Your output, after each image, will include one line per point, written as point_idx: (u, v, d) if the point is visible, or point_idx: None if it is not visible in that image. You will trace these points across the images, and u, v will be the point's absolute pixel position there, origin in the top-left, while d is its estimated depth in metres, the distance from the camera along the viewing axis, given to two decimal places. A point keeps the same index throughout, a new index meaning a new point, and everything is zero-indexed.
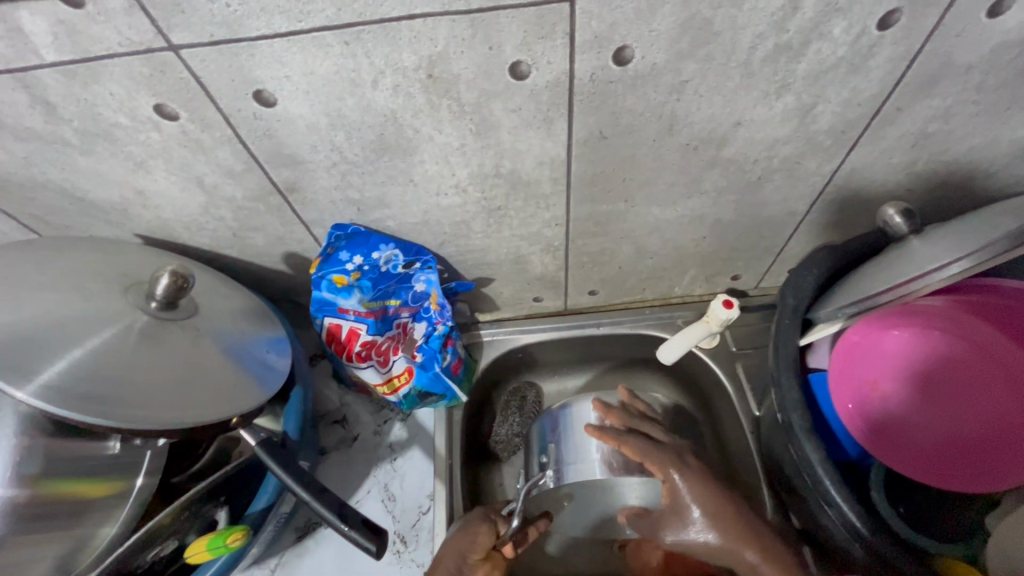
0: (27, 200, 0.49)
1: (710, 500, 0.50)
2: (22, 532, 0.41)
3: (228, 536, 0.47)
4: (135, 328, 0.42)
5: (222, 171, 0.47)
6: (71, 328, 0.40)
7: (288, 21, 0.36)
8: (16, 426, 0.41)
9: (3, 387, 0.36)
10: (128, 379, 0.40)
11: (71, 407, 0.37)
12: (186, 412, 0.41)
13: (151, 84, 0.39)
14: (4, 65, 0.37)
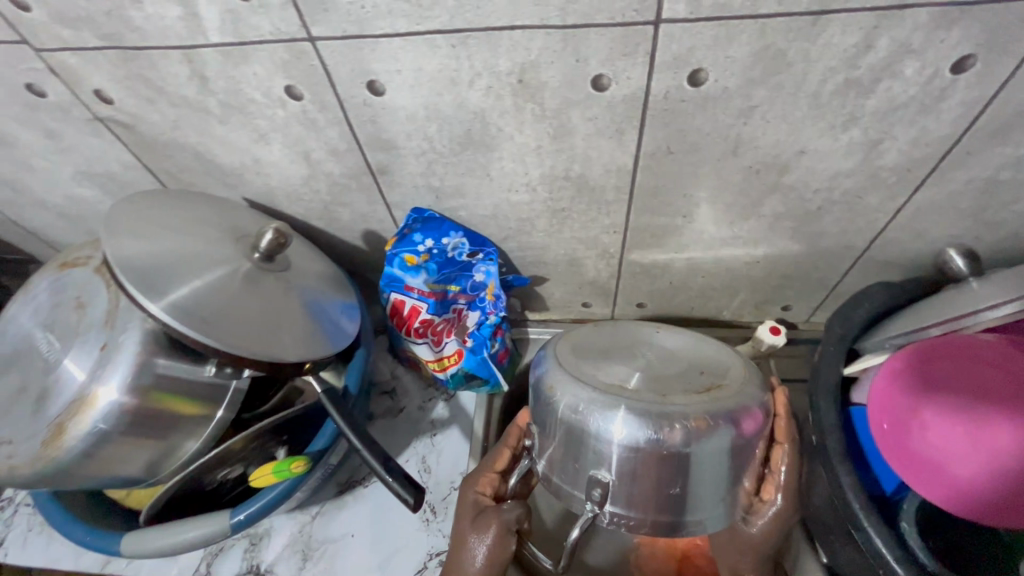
0: (165, 157, 0.58)
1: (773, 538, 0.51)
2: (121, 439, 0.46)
3: (291, 463, 0.52)
4: (242, 272, 0.49)
5: (327, 149, 0.54)
6: (194, 264, 0.47)
7: (409, 23, 0.42)
8: (141, 338, 0.45)
9: (140, 300, 0.43)
10: (230, 312, 0.46)
11: (187, 325, 0.43)
12: (272, 350, 0.47)
13: (288, 68, 0.46)
14: (178, 42, 0.45)
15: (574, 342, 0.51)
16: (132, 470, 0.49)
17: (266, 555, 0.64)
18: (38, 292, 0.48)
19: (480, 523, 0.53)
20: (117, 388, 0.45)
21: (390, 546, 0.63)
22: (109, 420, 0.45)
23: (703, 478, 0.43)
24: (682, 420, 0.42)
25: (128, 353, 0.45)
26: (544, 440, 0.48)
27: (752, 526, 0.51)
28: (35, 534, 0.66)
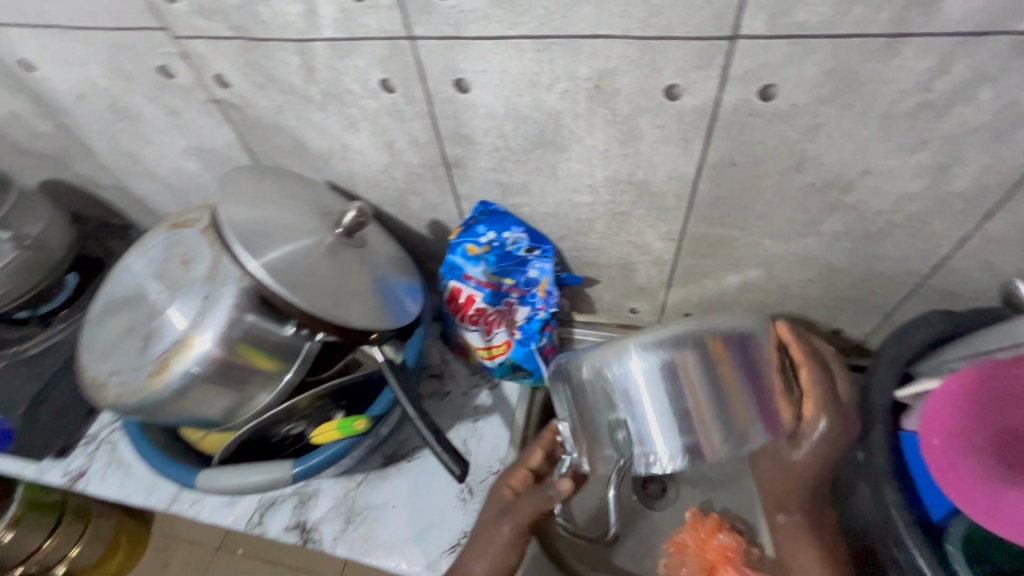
0: (265, 138, 0.64)
1: (822, 459, 0.49)
2: (206, 385, 0.51)
3: (354, 421, 0.57)
4: (326, 244, 0.54)
5: (409, 140, 0.59)
6: (288, 232, 0.52)
7: (500, 28, 0.46)
8: (235, 295, 0.50)
9: (244, 257, 0.49)
10: (314, 277, 0.51)
11: (279, 283, 0.49)
12: (346, 316, 0.52)
13: (386, 63, 0.51)
14: (295, 35, 0.50)
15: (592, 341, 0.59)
16: (212, 412, 0.55)
17: (313, 514, 0.68)
18: (153, 245, 0.55)
19: (499, 527, 0.54)
20: (211, 337, 0.50)
21: (427, 519, 0.66)
22: (201, 365, 0.50)
23: (728, 394, 0.46)
24: (692, 340, 0.46)
25: (224, 306, 0.50)
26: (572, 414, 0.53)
27: (794, 454, 0.50)
28: (114, 469, 0.73)
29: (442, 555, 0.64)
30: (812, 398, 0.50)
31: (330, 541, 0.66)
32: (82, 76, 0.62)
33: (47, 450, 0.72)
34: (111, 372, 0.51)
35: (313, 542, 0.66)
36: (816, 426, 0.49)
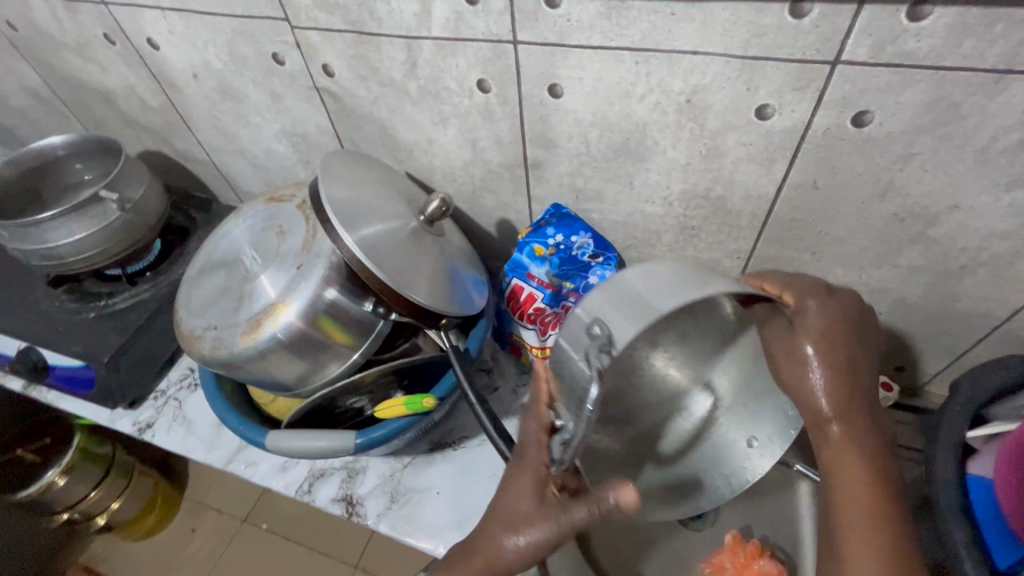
0: (357, 127, 0.68)
1: (832, 342, 0.46)
2: (288, 351, 0.54)
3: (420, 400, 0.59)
4: (410, 229, 0.57)
5: (494, 138, 0.62)
6: (377, 212, 0.56)
7: (603, 38, 0.48)
8: (328, 268, 0.54)
9: (339, 230, 0.52)
10: (398, 257, 0.55)
11: (368, 258, 0.52)
12: (423, 296, 0.55)
13: (487, 65, 0.54)
14: (406, 33, 0.54)
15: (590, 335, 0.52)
16: (288, 378, 0.58)
17: (359, 488, 0.71)
18: (252, 215, 0.59)
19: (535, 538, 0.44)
20: (302, 304, 0.53)
21: (470, 508, 0.68)
22: (289, 331, 0.53)
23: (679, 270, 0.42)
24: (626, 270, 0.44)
25: (318, 277, 0.54)
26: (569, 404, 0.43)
27: (802, 343, 0.46)
28: (178, 425, 0.78)
29: None
30: (790, 292, 0.48)
31: (373, 517, 0.68)
32: (201, 57, 0.68)
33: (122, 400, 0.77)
34: (207, 326, 0.55)
35: (357, 516, 0.69)
36: (806, 309, 0.47)
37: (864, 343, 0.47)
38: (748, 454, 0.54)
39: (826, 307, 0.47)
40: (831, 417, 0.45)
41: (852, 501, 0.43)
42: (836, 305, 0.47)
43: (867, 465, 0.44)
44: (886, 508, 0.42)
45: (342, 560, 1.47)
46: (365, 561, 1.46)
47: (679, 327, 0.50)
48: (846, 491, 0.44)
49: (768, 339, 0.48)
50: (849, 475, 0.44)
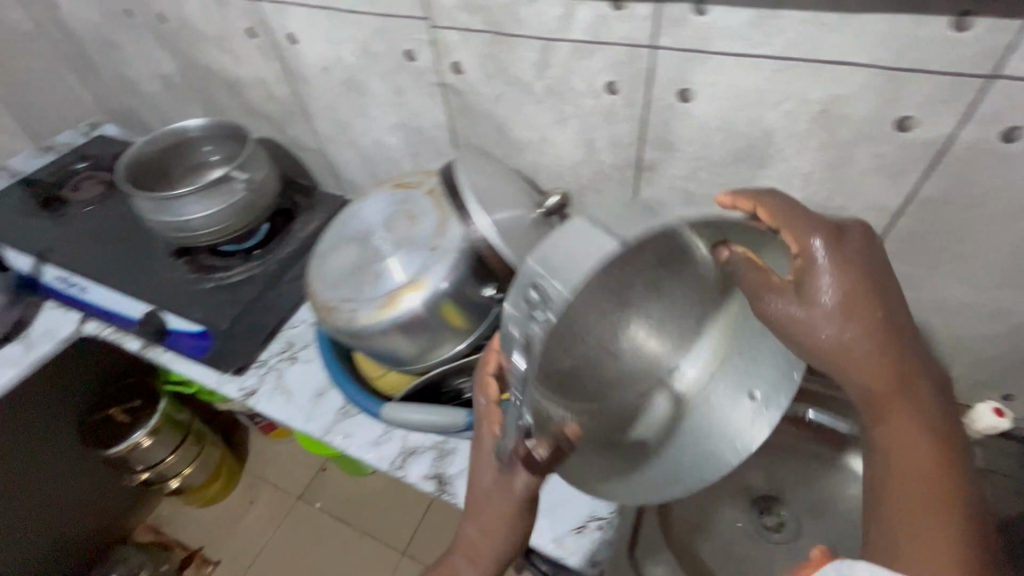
0: (474, 123, 0.72)
1: (852, 293, 0.39)
2: (414, 329, 0.58)
3: None
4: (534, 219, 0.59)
5: (611, 140, 0.64)
6: (503, 202, 0.58)
7: (746, 46, 0.49)
8: (456, 253, 0.57)
9: (468, 216, 0.57)
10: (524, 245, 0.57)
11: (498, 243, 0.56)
12: None
13: (620, 68, 0.56)
14: (545, 34, 0.57)
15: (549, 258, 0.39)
16: (406, 354, 0.61)
17: (450, 468, 0.73)
18: (383, 198, 0.63)
19: (514, 526, 0.51)
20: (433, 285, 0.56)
21: (559, 496, 0.69)
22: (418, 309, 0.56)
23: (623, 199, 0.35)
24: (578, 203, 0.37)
25: (448, 261, 0.57)
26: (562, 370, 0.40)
27: (817, 300, 0.39)
28: (279, 394, 0.82)
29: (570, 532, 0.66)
30: (789, 230, 0.39)
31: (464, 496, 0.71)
32: (335, 51, 0.73)
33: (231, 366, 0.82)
34: (343, 299, 0.59)
35: (449, 494, 0.71)
36: (814, 254, 0.39)
37: (884, 281, 0.41)
38: (751, 412, 0.48)
39: (842, 258, 0.40)
40: (866, 386, 0.40)
41: (909, 477, 0.37)
42: (847, 251, 0.40)
43: (918, 427, 0.39)
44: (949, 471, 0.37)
45: (390, 545, 1.51)
46: (412, 548, 1.50)
47: (649, 277, 0.43)
48: (905, 466, 0.38)
49: (771, 307, 0.40)
50: (902, 446, 0.38)
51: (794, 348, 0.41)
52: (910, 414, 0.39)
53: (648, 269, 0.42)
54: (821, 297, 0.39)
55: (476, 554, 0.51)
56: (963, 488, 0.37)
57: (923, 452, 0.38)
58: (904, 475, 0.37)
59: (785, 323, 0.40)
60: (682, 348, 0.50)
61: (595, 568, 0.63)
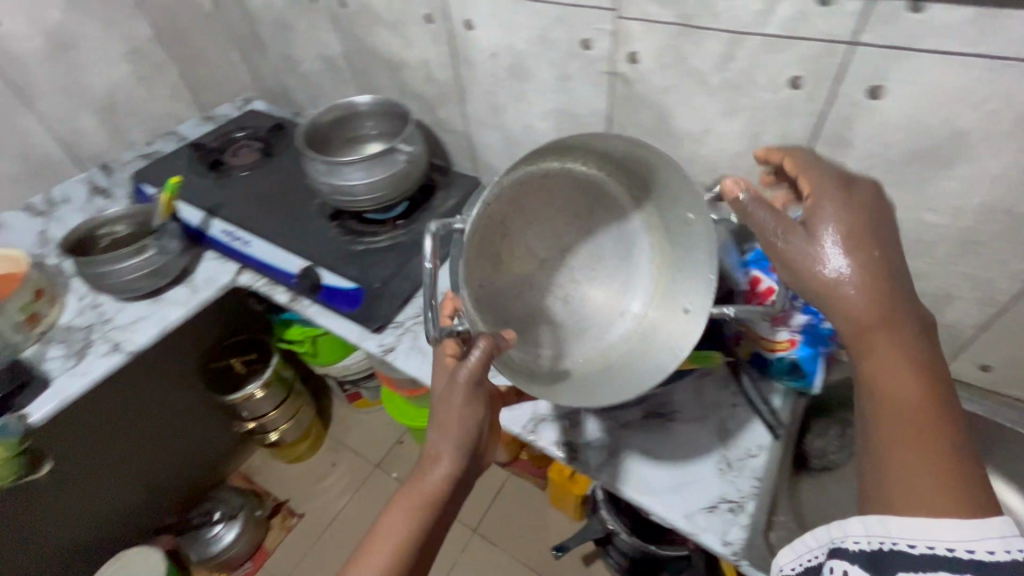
0: (634, 112, 0.76)
1: (857, 230, 0.47)
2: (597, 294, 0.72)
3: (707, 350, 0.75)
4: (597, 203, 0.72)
5: (780, 134, 0.66)
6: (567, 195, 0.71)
7: (958, 45, 0.51)
8: None
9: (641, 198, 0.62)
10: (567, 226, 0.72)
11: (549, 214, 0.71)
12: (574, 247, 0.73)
13: (810, 63, 0.58)
14: (737, 28, 0.60)
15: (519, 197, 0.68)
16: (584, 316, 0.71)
17: (580, 438, 0.77)
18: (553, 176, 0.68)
19: (467, 422, 0.59)
20: None
21: (688, 478, 0.72)
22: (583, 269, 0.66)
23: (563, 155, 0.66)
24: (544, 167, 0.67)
25: None
26: (485, 243, 0.66)
27: (822, 231, 0.48)
28: (415, 352, 0.88)
29: (700, 510, 0.69)
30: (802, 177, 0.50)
31: (595, 466, 0.74)
32: (509, 38, 0.79)
33: (372, 323, 0.89)
34: None
35: (579, 461, 0.75)
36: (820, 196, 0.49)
37: (891, 231, 0.48)
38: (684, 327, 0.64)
39: (843, 204, 0.48)
40: (872, 320, 0.45)
41: (894, 418, 0.43)
42: (855, 203, 0.48)
43: (912, 366, 0.44)
44: (933, 408, 0.43)
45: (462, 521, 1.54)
46: (483, 526, 1.53)
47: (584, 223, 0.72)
48: (898, 404, 0.43)
49: (778, 247, 0.50)
50: (895, 382, 0.44)
51: (793, 280, 0.50)
52: (905, 354, 0.45)
53: (582, 204, 0.71)
54: (824, 231, 0.48)
55: (439, 456, 0.58)
56: (946, 423, 0.42)
57: (912, 392, 0.43)
58: (888, 409, 0.44)
59: (791, 263, 0.49)
60: (628, 285, 0.72)
61: (728, 547, 0.66)
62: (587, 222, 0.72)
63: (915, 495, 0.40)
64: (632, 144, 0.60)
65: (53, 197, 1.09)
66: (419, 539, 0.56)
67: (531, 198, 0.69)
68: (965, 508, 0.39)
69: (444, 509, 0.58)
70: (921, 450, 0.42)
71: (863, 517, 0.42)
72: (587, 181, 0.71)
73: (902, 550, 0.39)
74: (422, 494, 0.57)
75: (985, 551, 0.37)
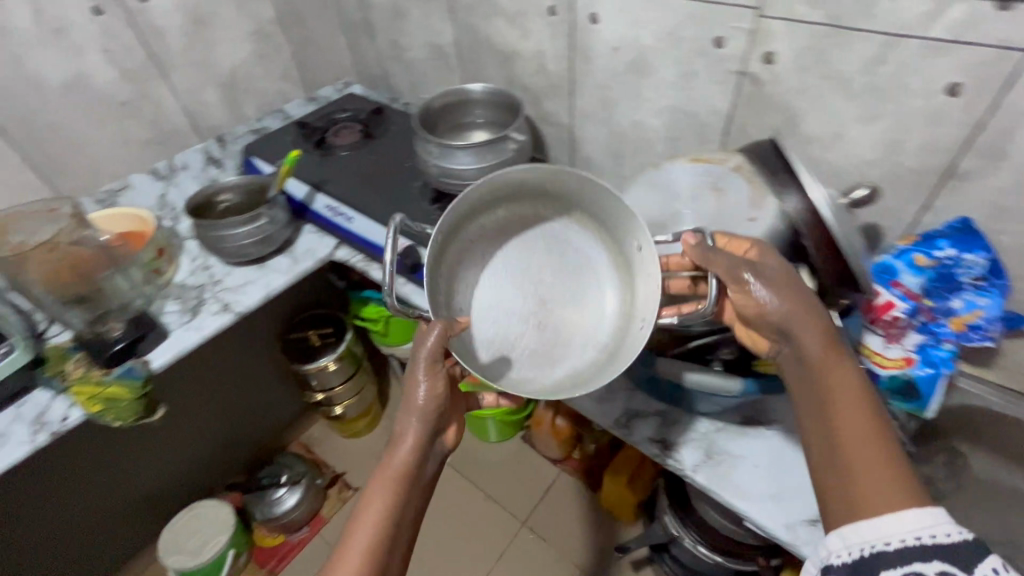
0: (759, 113, 0.75)
1: (784, 284, 0.54)
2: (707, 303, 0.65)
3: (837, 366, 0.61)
4: (570, 238, 0.74)
5: (924, 143, 0.63)
6: (535, 233, 0.74)
7: None
8: (769, 220, 0.60)
9: (765, 197, 0.61)
10: (545, 264, 0.74)
11: (518, 253, 0.74)
12: (548, 281, 0.73)
13: (974, 69, 0.56)
14: (895, 31, 0.59)
15: (484, 235, 0.73)
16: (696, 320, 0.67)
17: (674, 436, 0.77)
18: (681, 170, 0.68)
19: (432, 398, 0.64)
20: None
21: (788, 488, 0.70)
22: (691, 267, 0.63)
23: (514, 191, 0.71)
24: (498, 206, 0.73)
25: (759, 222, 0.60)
26: (451, 278, 0.70)
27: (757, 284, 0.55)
28: None
29: (801, 522, 0.67)
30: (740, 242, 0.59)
31: (690, 465, 0.73)
32: (635, 33, 0.79)
33: None
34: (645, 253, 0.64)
35: (674, 459, 0.74)
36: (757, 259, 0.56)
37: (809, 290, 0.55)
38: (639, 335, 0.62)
39: (771, 255, 0.56)
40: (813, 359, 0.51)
41: (860, 435, 0.46)
42: (782, 257, 0.57)
43: (860, 398, 0.48)
44: (882, 432, 0.46)
45: (512, 513, 1.55)
46: (533, 519, 1.53)
47: (551, 260, 0.74)
48: (859, 433, 0.46)
49: (746, 276, 0.55)
50: (849, 412, 0.48)
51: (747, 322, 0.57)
52: (850, 366, 0.51)
53: (539, 238, 0.74)
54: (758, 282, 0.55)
55: (406, 434, 0.63)
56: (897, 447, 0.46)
57: (866, 420, 0.47)
58: (848, 434, 0.47)
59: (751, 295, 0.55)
60: (595, 310, 0.71)
61: None
62: (547, 253, 0.74)
63: (881, 498, 0.43)
64: (558, 171, 0.66)
65: (174, 163, 1.16)
66: (395, 515, 0.57)
67: (488, 238, 0.73)
68: (917, 500, 0.42)
69: (414, 485, 0.61)
70: (879, 452, 0.45)
71: (840, 532, 0.44)
72: (546, 221, 0.74)
73: (881, 550, 0.41)
74: (392, 471, 0.60)
75: (943, 533, 0.40)
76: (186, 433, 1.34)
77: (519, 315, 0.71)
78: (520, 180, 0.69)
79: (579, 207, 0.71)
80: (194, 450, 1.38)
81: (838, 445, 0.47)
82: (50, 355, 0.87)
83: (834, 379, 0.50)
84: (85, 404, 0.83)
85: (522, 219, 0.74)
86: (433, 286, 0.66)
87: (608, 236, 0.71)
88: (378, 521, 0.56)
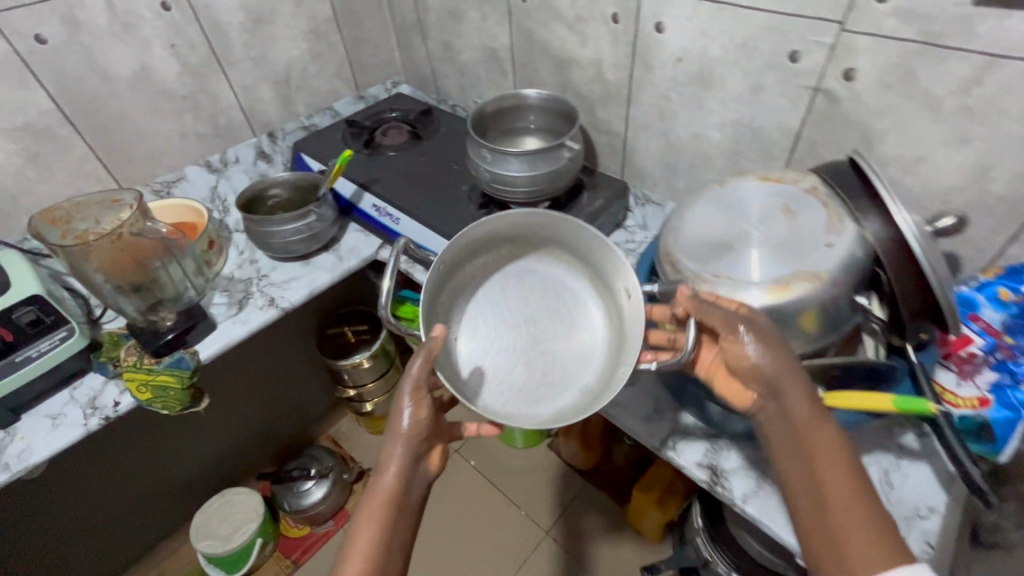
0: (832, 131, 0.71)
1: (772, 343, 0.56)
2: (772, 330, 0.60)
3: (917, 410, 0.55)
4: (568, 284, 0.80)
5: (1019, 171, 0.59)
6: (536, 276, 0.81)
7: None
8: (848, 245, 0.57)
9: (842, 221, 0.58)
10: (543, 304, 0.80)
11: (519, 293, 0.80)
12: (545, 320, 0.79)
13: None
14: (996, 51, 0.55)
15: (487, 272, 0.80)
16: None
17: (723, 463, 0.74)
18: (749, 190, 0.65)
19: (418, 422, 0.65)
20: (774, 273, 0.58)
21: None
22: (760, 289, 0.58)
23: (519, 233, 0.79)
24: (503, 248, 0.81)
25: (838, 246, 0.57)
26: (452, 306, 0.77)
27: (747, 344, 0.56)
28: None
29: None
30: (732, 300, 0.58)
31: (739, 496, 0.70)
32: (703, 44, 0.77)
33: None
34: (715, 275, 0.61)
35: (722, 487, 0.72)
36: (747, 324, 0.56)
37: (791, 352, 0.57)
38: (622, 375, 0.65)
39: (757, 317, 0.57)
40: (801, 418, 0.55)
41: (842, 492, 0.52)
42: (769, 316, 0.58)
43: (842, 454, 0.54)
44: (864, 488, 0.52)
45: (535, 521, 1.52)
46: (555, 528, 1.50)
47: (549, 302, 0.80)
48: (841, 489, 0.52)
49: (739, 330, 0.56)
50: (834, 470, 0.53)
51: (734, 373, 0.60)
52: (829, 426, 0.55)
53: (539, 281, 0.81)
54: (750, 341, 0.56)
55: (390, 458, 0.63)
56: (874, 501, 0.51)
57: (848, 477, 0.52)
58: (836, 491, 0.52)
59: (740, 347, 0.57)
60: (585, 352, 0.76)
61: None
62: (542, 296, 0.80)
63: (870, 558, 0.48)
64: (555, 218, 0.74)
65: (227, 157, 1.18)
66: (387, 541, 0.58)
67: (487, 280, 0.80)
68: (900, 552, 0.48)
69: (403, 510, 0.61)
70: (859, 508, 0.51)
71: None
72: (547, 266, 0.81)
73: None
74: (380, 497, 0.60)
75: None
76: (223, 421, 1.36)
77: (513, 351, 0.76)
78: (524, 226, 0.77)
79: (573, 254, 0.79)
80: (230, 438, 1.41)
81: (825, 499, 0.52)
82: (105, 340, 0.90)
83: (817, 440, 0.54)
84: (136, 391, 0.85)
85: (520, 264, 0.82)
86: (431, 307, 0.73)
87: (602, 282, 0.78)
88: (372, 548, 0.56)
